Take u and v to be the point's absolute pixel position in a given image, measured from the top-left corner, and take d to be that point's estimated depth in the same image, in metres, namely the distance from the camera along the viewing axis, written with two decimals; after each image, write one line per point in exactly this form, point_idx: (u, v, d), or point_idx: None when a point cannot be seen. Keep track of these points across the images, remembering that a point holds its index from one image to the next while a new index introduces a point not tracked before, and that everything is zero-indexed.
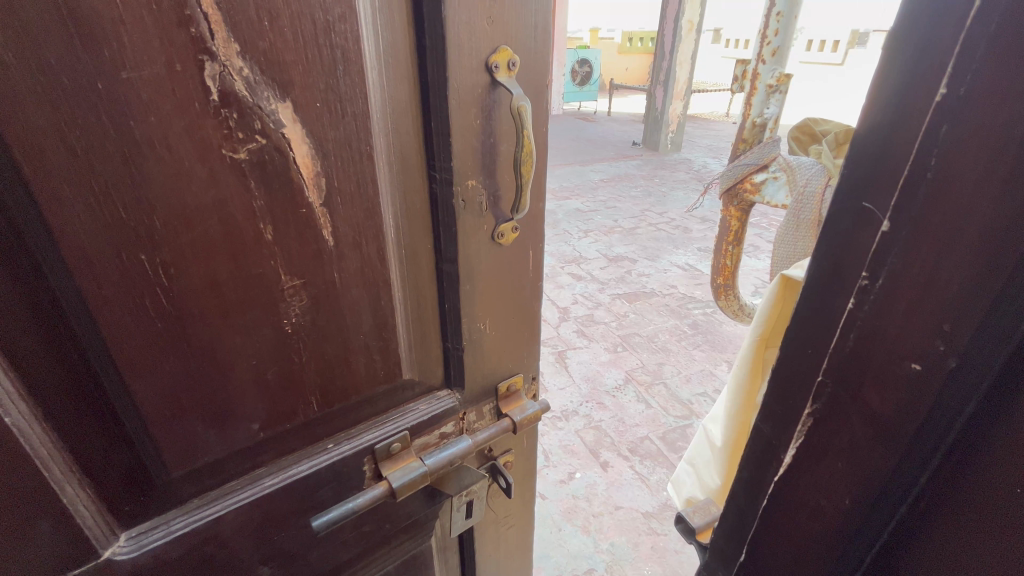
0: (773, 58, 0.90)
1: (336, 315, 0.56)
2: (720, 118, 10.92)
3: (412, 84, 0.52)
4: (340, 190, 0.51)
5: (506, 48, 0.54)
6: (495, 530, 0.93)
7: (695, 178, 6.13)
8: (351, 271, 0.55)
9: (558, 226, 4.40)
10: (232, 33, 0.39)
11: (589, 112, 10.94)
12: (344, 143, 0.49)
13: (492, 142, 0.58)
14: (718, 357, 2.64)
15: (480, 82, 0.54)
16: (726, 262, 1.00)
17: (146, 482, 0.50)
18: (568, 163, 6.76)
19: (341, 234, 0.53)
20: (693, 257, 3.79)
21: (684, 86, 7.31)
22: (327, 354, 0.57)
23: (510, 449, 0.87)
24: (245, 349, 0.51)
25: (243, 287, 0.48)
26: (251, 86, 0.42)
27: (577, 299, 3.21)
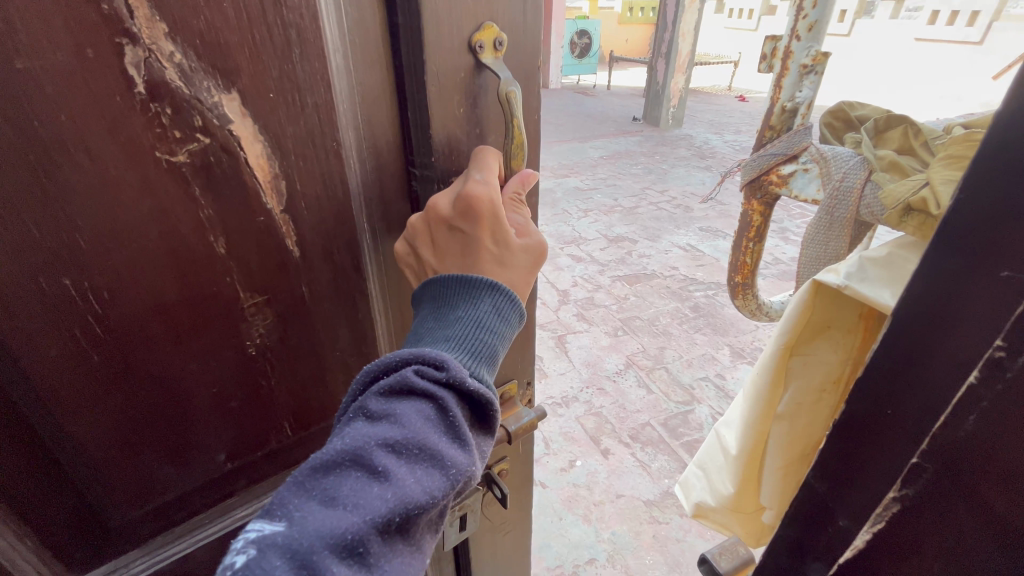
0: (809, 35, 0.76)
1: (307, 333, 0.50)
2: (722, 92, 10.68)
3: (380, 70, 0.46)
4: (304, 194, 0.44)
5: (491, 24, 0.46)
6: (491, 538, 0.89)
7: (696, 155, 6.01)
8: (323, 284, 0.49)
9: (557, 206, 4.31)
10: (154, 5, 0.32)
11: (588, 86, 10.72)
12: (306, 139, 0.42)
13: (478, 132, 0.51)
14: (719, 341, 2.60)
15: (463, 65, 0.46)
16: (745, 259, 0.92)
17: (98, 525, 0.44)
18: (567, 139, 6.62)
19: (308, 244, 0.46)
20: (694, 238, 3.72)
21: (687, 58, 7.10)
22: (301, 375, 0.51)
23: (505, 456, 0.82)
24: (203, 376, 0.45)
25: (198, 309, 0.42)
26: (187, 75, 0.35)
27: (577, 281, 3.14)
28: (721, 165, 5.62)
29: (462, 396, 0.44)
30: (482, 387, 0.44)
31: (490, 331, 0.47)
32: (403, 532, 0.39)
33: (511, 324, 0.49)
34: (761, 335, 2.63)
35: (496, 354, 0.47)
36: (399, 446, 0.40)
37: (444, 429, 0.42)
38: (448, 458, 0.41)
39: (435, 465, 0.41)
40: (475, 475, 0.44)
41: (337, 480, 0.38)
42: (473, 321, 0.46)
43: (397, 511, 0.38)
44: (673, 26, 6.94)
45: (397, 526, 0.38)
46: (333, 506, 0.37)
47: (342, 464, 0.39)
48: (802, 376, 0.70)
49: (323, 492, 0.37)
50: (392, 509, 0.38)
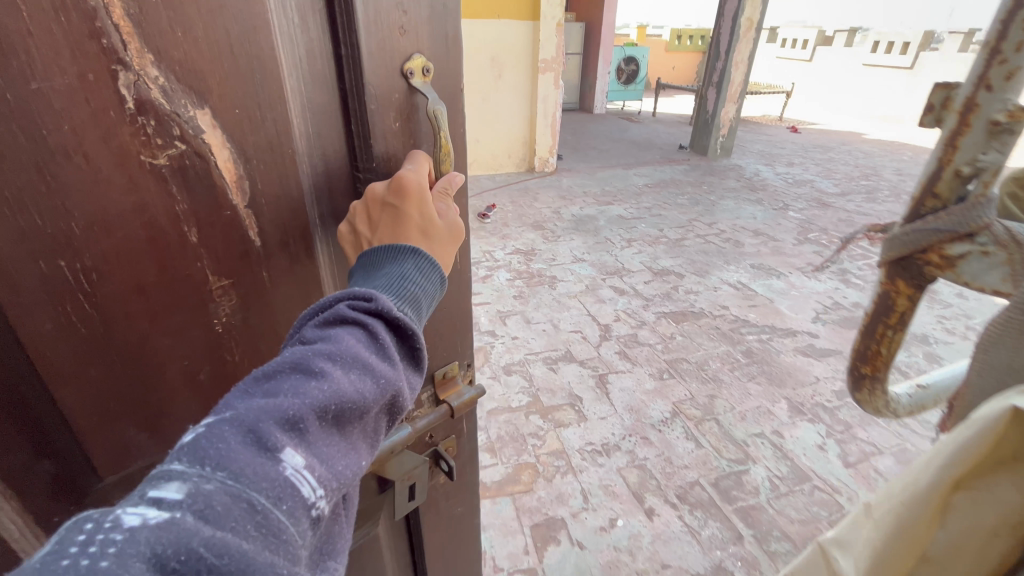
0: (1007, 84, 0.60)
1: (265, 312, 0.62)
2: (772, 121, 10.88)
3: (328, 90, 0.61)
4: (264, 193, 0.55)
5: (418, 56, 0.61)
6: (441, 503, 1.14)
7: (745, 187, 6.49)
8: (282, 271, 0.61)
9: (600, 234, 4.82)
10: (145, 40, 0.42)
11: (632, 111, 11.12)
12: (265, 147, 0.53)
13: (413, 143, 0.66)
14: (776, 393, 2.63)
15: (398, 88, 0.61)
16: (879, 348, 0.78)
17: (74, 486, 0.56)
18: (613, 166, 7.18)
19: (268, 237, 0.58)
20: (746, 275, 4.02)
21: (739, 88, 7.33)
22: (260, 353, 0.63)
23: (452, 435, 1.06)
24: (173, 353, 0.56)
25: (171, 289, 0.53)
26: (168, 93, 0.45)
27: (619, 316, 3.37)
28: (772, 200, 6.05)
29: (389, 325, 0.59)
30: (405, 317, 0.59)
31: (412, 281, 0.61)
32: (336, 423, 0.52)
33: (431, 280, 0.64)
34: (821, 389, 2.68)
35: (415, 298, 0.61)
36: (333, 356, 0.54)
37: (373, 348, 0.57)
38: (374, 368, 0.55)
39: (363, 372, 0.55)
40: (397, 388, 0.58)
41: (280, 381, 0.51)
42: (398, 275, 0.61)
43: (333, 402, 0.51)
44: (727, 55, 7.11)
45: (331, 414, 0.52)
46: (277, 397, 0.50)
47: (283, 371, 0.52)
48: (970, 514, 0.56)
49: (266, 390, 0.50)
50: (326, 399, 0.51)
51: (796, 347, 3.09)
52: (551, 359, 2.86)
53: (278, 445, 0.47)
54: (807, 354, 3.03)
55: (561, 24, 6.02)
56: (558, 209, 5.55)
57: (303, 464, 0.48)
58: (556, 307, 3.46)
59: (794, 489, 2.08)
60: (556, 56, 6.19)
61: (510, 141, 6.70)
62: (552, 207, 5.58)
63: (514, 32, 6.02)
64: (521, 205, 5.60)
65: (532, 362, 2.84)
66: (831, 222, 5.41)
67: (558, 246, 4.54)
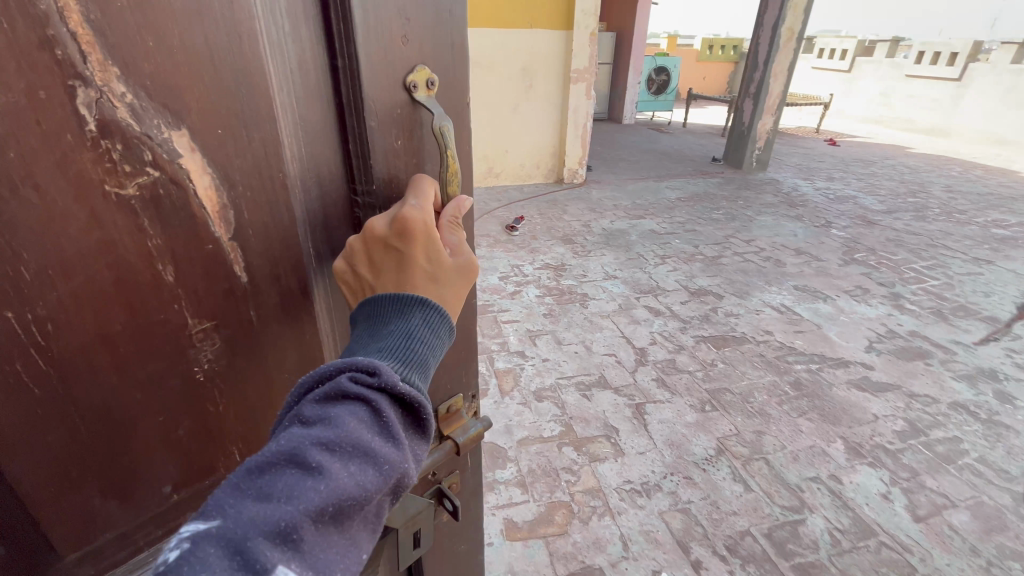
0: None
1: (254, 355, 0.64)
2: (808, 133, 10.60)
3: (323, 104, 0.64)
4: (250, 222, 0.58)
5: (423, 68, 0.65)
6: (443, 542, 1.12)
7: (784, 203, 6.30)
8: (269, 307, 0.63)
9: (633, 249, 4.74)
10: (111, 55, 0.44)
11: (661, 121, 10.98)
12: (253, 170, 0.56)
13: (415, 160, 0.71)
14: (830, 432, 2.52)
15: (402, 101, 0.65)
16: None
17: (36, 552, 0.57)
18: (643, 178, 7.10)
19: (254, 268, 0.60)
20: (789, 298, 3.88)
21: (777, 100, 7.14)
22: (242, 395, 0.66)
23: (455, 471, 1.05)
24: (148, 408, 0.58)
25: (143, 338, 0.55)
26: (137, 112, 0.47)
27: (655, 339, 3.28)
28: (813, 216, 5.85)
29: (393, 399, 0.59)
30: (411, 390, 0.60)
31: (418, 339, 0.64)
32: (334, 520, 0.52)
33: (439, 333, 0.66)
34: (881, 429, 2.57)
35: (421, 360, 0.63)
36: (331, 446, 0.53)
37: (374, 429, 0.57)
38: (376, 454, 0.56)
39: (365, 460, 0.55)
40: (403, 470, 0.59)
41: (274, 479, 0.51)
42: (404, 332, 0.63)
43: (329, 503, 0.51)
44: (765, 66, 6.94)
45: (329, 514, 0.52)
46: (270, 501, 0.49)
47: (279, 465, 0.52)
48: None
49: (261, 489, 0.50)
50: (323, 500, 0.51)
51: (850, 379, 2.95)
52: (584, 386, 2.79)
53: (269, 564, 0.47)
54: (862, 388, 2.87)
55: (595, 33, 5.91)
56: (588, 221, 5.46)
57: None
58: (589, 327, 3.40)
59: (858, 544, 1.97)
60: (588, 65, 6.09)
61: (539, 151, 6.61)
62: (582, 219, 5.50)
63: (548, 42, 5.95)
64: (550, 217, 5.54)
65: (564, 388, 2.77)
66: (880, 241, 5.14)
67: (588, 262, 4.44)
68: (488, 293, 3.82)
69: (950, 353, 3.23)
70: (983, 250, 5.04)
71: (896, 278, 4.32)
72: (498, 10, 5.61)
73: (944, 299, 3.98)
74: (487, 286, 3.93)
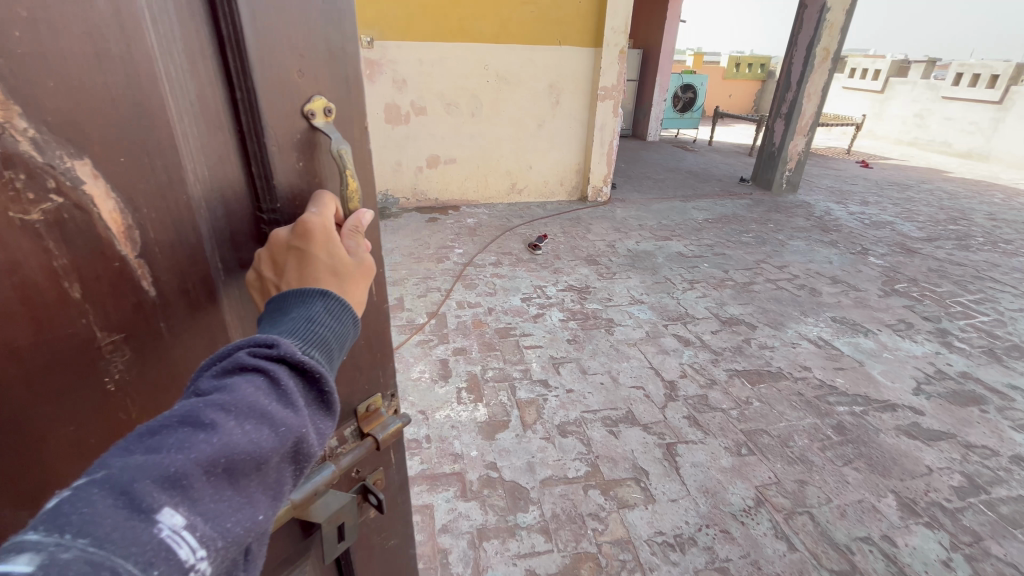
0: None
1: (166, 364, 0.66)
2: (838, 154, 10.34)
3: (227, 133, 0.65)
4: (158, 240, 0.60)
5: (319, 97, 0.66)
6: (368, 539, 1.13)
7: (817, 227, 6.08)
8: (181, 318, 0.65)
9: (660, 272, 4.59)
10: (11, 96, 0.46)
11: (687, 139, 10.83)
12: (158, 193, 0.59)
13: (318, 182, 0.72)
14: (880, 485, 2.33)
15: (300, 127, 0.67)
16: None
17: None
18: (668, 197, 6.95)
19: (164, 284, 0.62)
20: (826, 330, 3.69)
21: (810, 121, 6.96)
22: (157, 404, 0.67)
23: (378, 467, 1.06)
24: (57, 420, 0.59)
25: (49, 352, 0.56)
26: (39, 144, 0.49)
27: (685, 372, 3.11)
28: (848, 242, 5.63)
29: (295, 369, 0.60)
30: (312, 360, 0.61)
31: (320, 323, 0.65)
32: (228, 475, 0.52)
33: (342, 321, 0.68)
34: (937, 484, 2.36)
35: (324, 339, 0.64)
36: (228, 405, 0.54)
37: (276, 394, 0.58)
38: (274, 416, 0.56)
39: (263, 420, 0.55)
40: (305, 433, 0.59)
41: (165, 436, 0.51)
42: (304, 317, 0.64)
43: (221, 454, 0.51)
44: (798, 87, 6.76)
45: (222, 466, 0.51)
46: (158, 452, 0.49)
47: (170, 425, 0.52)
48: None
49: (149, 445, 0.50)
50: (215, 452, 0.51)
51: (898, 425, 2.74)
52: (610, 421, 2.64)
53: (156, 505, 0.47)
54: (912, 436, 2.66)
55: (624, 50, 5.82)
56: (612, 241, 5.33)
57: (181, 524, 0.48)
58: (615, 355, 3.25)
59: None
60: (616, 83, 5.99)
61: (563, 168, 6.52)
62: (606, 239, 5.38)
63: (577, 60, 5.90)
64: (573, 235, 5.43)
65: (590, 423, 2.63)
66: (921, 271, 4.91)
67: (613, 285, 4.30)
68: (510, 315, 3.70)
69: (1008, 400, 3.00)
70: None
71: (942, 313, 4.08)
72: (527, 28, 5.57)
73: (996, 337, 3.74)
74: (509, 308, 3.82)
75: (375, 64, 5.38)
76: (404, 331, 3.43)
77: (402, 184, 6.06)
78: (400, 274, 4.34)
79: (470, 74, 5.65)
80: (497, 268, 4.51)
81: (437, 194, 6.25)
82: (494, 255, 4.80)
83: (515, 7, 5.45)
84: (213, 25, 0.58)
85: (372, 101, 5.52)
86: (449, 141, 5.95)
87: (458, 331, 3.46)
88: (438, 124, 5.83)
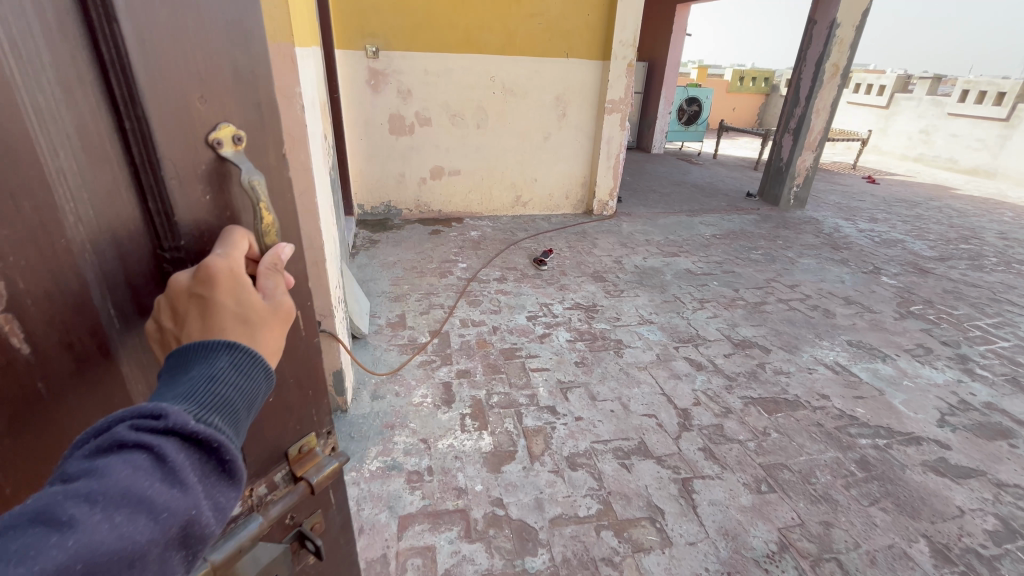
0: None
1: (44, 425, 0.64)
2: (844, 169, 10.28)
3: (117, 165, 0.63)
4: (29, 291, 0.58)
5: (226, 125, 0.67)
6: None
7: (827, 244, 5.97)
8: (62, 375, 0.63)
9: (668, 290, 4.47)
10: None
11: (692, 152, 10.78)
12: (27, 240, 0.57)
13: (228, 214, 0.71)
14: (911, 528, 2.19)
15: (205, 157, 0.67)
16: None
17: None
18: (675, 212, 6.85)
19: (40, 339, 0.60)
20: (843, 355, 3.56)
21: (818, 136, 6.88)
22: (33, 465, 0.66)
23: (318, 511, 1.02)
24: None
25: None
26: None
27: (699, 400, 2.98)
28: (859, 260, 5.52)
29: (184, 442, 0.59)
30: (208, 430, 0.60)
31: (224, 380, 0.64)
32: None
33: (250, 375, 0.67)
34: (970, 528, 2.22)
35: (224, 401, 0.64)
36: (95, 497, 0.53)
37: (157, 474, 0.57)
38: (151, 503, 0.55)
39: (136, 510, 0.54)
40: (192, 511, 0.59)
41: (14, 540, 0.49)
42: (206, 375, 0.63)
43: (78, 560, 0.50)
44: (807, 102, 6.69)
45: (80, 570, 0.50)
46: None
47: (22, 526, 0.50)
48: None
49: None
50: (73, 557, 0.50)
51: (924, 461, 2.60)
52: (622, 453, 2.51)
53: None
54: (940, 473, 2.53)
55: (632, 63, 5.75)
56: (619, 257, 5.23)
57: None
58: (625, 380, 3.12)
59: None
60: (624, 96, 5.91)
61: (569, 182, 6.43)
62: (613, 255, 5.27)
63: (585, 73, 5.83)
64: (579, 250, 5.32)
65: (600, 454, 2.49)
66: (936, 292, 4.79)
67: (621, 303, 4.19)
68: (515, 335, 3.58)
69: None
70: None
71: (960, 337, 3.96)
72: (534, 40, 5.50)
73: (1018, 364, 3.61)
74: (514, 327, 3.69)
75: (381, 74, 5.30)
76: (406, 351, 3.31)
77: (405, 195, 5.97)
78: (402, 289, 4.22)
79: (476, 86, 5.57)
80: (501, 284, 4.39)
81: (440, 206, 6.15)
82: (499, 270, 4.69)
83: (523, 19, 5.39)
84: (95, 49, 0.57)
85: (377, 111, 5.44)
86: (454, 152, 5.86)
87: (461, 352, 3.33)
88: (443, 135, 5.74)
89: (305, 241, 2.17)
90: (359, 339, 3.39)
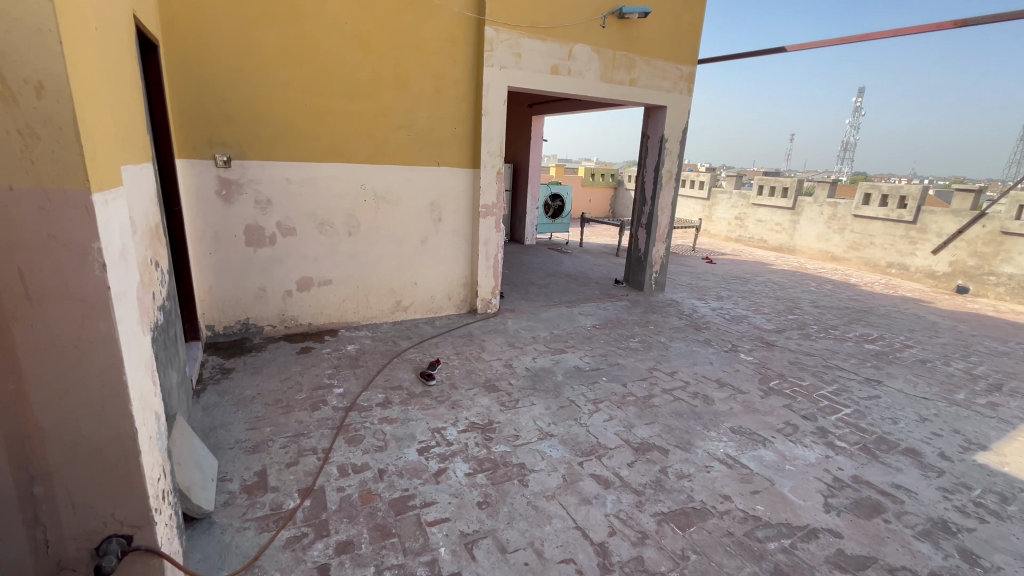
0: None
1: None
2: (686, 251, 11.84)
3: None
4: None
5: None
6: None
7: (691, 326, 6.55)
8: None
9: (562, 394, 4.38)
10: None
11: (561, 242, 11.58)
12: None
13: None
14: None
15: None
16: None
17: None
18: (556, 304, 7.06)
19: None
20: (730, 445, 3.69)
21: (666, 230, 7.80)
22: None
23: None
24: None
25: None
26: None
27: (614, 527, 2.77)
28: (719, 339, 6.10)
29: None
30: None
31: None
32: None
33: None
34: None
35: None
36: None
37: None
38: None
39: None
40: None
41: None
42: None
43: None
44: (652, 201, 7.60)
45: None
46: None
47: None
48: None
49: None
50: None
51: (827, 557, 2.64)
52: None
53: None
54: (844, 569, 2.58)
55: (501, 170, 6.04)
56: (509, 359, 5.08)
57: None
58: (535, 518, 2.80)
59: None
60: (496, 200, 6.13)
61: (450, 283, 6.32)
62: (503, 358, 5.11)
63: (457, 181, 5.97)
64: (467, 357, 5.08)
65: None
66: (785, 364, 5.40)
67: (518, 416, 3.95)
68: (406, 478, 3.10)
69: (900, 503, 3.15)
70: (868, 368, 5.50)
71: (815, 409, 4.40)
72: (404, 150, 5.53)
73: (864, 430, 4.08)
74: (404, 466, 3.20)
75: (234, 184, 4.81)
76: (267, 526, 2.63)
77: (267, 311, 5.26)
78: (263, 434, 3.50)
79: (345, 194, 5.32)
80: (386, 410, 3.90)
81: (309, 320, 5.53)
82: (382, 392, 4.21)
83: (391, 131, 5.41)
84: None
85: (228, 222, 4.86)
86: (324, 262, 5.41)
87: (341, 515, 2.74)
88: (310, 245, 5.30)
89: (106, 433, 1.59)
90: (200, 520, 2.62)
